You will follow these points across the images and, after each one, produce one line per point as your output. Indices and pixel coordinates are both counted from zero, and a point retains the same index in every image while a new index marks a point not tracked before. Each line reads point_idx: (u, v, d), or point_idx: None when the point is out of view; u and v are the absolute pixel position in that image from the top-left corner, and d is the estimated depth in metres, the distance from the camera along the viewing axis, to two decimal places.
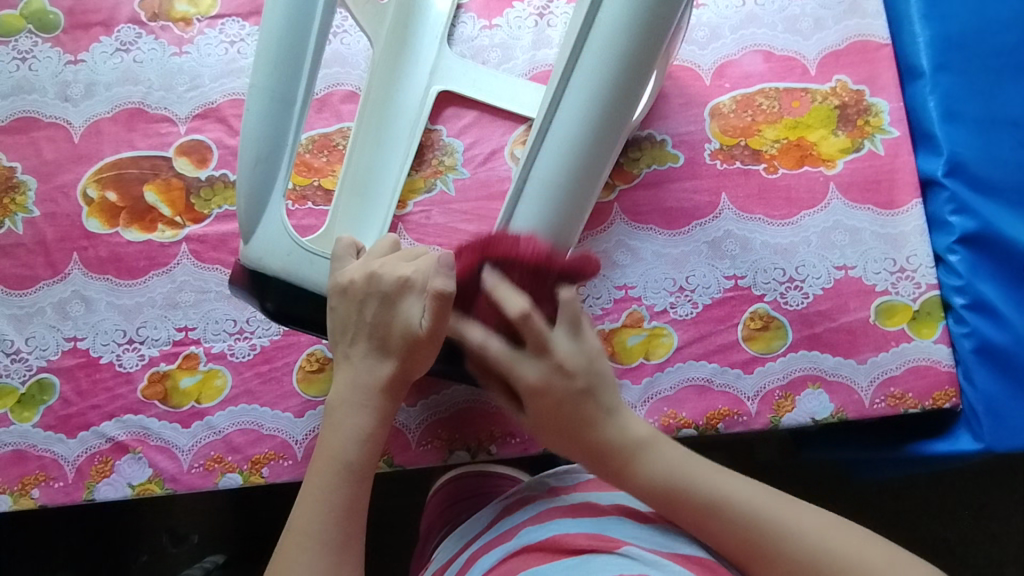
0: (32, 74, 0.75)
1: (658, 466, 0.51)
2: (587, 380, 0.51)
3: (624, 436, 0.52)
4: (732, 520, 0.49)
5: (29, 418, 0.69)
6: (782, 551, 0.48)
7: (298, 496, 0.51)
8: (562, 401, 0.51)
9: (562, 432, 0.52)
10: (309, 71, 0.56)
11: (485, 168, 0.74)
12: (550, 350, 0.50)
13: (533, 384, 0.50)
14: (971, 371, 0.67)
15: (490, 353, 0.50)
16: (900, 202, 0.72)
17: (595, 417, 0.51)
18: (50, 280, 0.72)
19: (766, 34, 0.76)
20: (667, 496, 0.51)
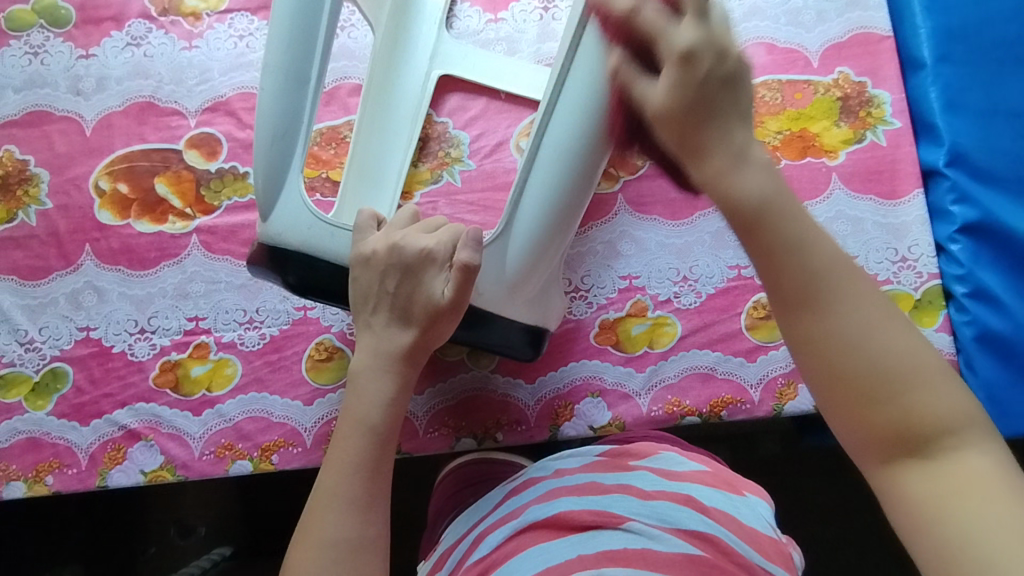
0: (45, 68, 0.76)
1: (760, 176, 0.36)
2: (741, 61, 0.35)
3: (730, 143, 0.35)
4: (809, 266, 0.35)
5: (42, 406, 0.70)
6: (839, 323, 0.35)
7: (325, 461, 0.52)
8: (701, 79, 0.35)
9: (686, 110, 0.35)
10: (322, 48, 0.55)
11: (491, 160, 0.75)
12: (712, 11, 0.35)
13: (681, 47, 0.35)
14: (972, 359, 0.68)
15: (642, 15, 0.37)
16: (902, 192, 0.73)
17: (729, 105, 0.35)
18: (63, 271, 0.73)
19: (769, 27, 0.77)
20: (751, 215, 0.35)
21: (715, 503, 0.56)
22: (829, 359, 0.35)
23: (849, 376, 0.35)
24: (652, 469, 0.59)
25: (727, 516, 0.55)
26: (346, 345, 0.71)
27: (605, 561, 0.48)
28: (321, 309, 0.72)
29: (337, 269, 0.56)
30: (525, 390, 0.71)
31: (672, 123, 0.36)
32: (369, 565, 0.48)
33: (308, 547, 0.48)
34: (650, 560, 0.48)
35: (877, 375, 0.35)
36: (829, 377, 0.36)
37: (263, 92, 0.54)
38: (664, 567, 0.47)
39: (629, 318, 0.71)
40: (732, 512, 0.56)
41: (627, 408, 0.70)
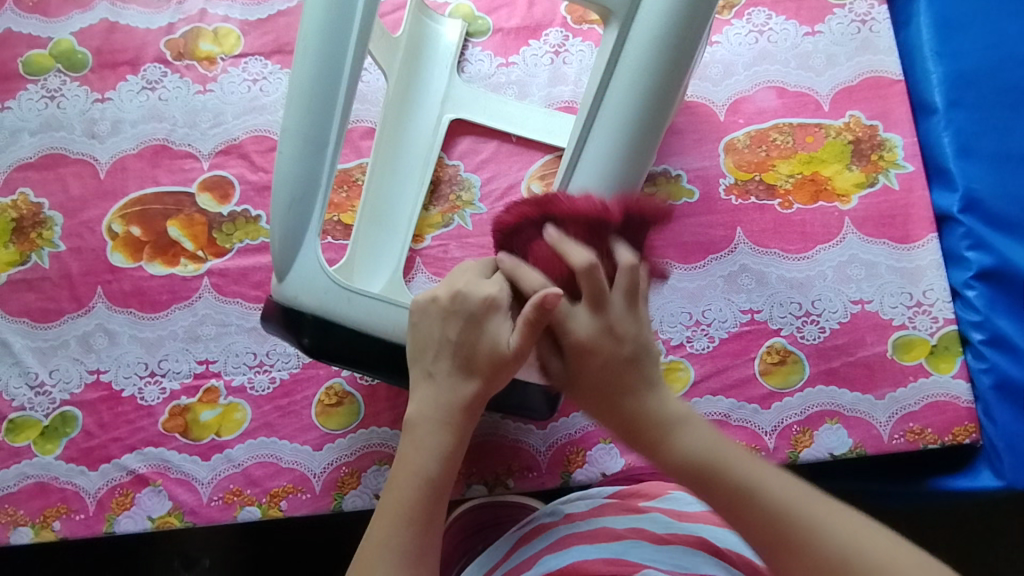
0: (61, 112, 0.77)
1: (697, 441, 0.48)
2: (637, 349, 0.49)
3: (659, 411, 0.48)
4: (770, 509, 0.44)
5: (51, 450, 0.70)
6: (816, 549, 0.43)
7: (375, 512, 0.49)
8: (608, 360, 0.48)
9: (596, 397, 0.49)
10: (341, 111, 0.54)
11: (502, 203, 0.75)
12: (608, 308, 0.48)
13: (581, 337, 0.48)
14: (991, 408, 0.67)
15: (540, 344, 0.49)
16: (916, 236, 0.72)
17: (640, 381, 0.49)
18: (74, 313, 0.73)
19: (779, 71, 0.77)
20: (703, 471, 0.46)
21: (728, 545, 0.55)
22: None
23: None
24: (663, 511, 0.58)
25: (740, 559, 0.54)
26: (356, 390, 0.71)
27: None
28: None
29: (350, 330, 0.55)
30: (537, 435, 0.70)
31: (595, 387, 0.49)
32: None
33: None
34: None
35: None
36: None
37: (281, 156, 0.54)
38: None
39: None
40: (746, 555, 0.55)
41: (640, 455, 0.69)
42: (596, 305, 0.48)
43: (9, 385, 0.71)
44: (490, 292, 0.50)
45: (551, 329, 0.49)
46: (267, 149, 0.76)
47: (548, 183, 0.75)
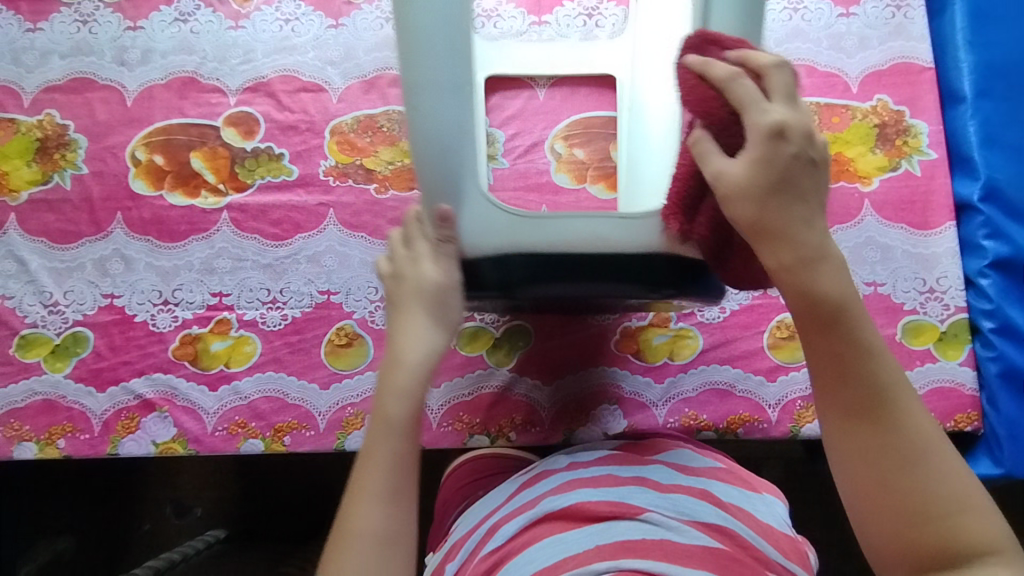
0: (92, 37, 0.78)
1: (840, 283, 0.45)
2: (817, 163, 0.44)
3: (813, 240, 0.44)
4: (876, 377, 0.44)
5: (61, 369, 0.70)
6: (897, 431, 0.43)
7: (359, 457, 0.53)
8: (791, 159, 0.44)
9: (763, 190, 0.44)
10: (467, 47, 0.53)
11: (524, 160, 0.75)
12: (800, 107, 0.45)
13: (779, 120, 0.44)
14: (996, 397, 0.67)
15: (733, 90, 0.44)
16: (934, 223, 0.73)
17: (803, 203, 0.44)
18: (92, 237, 0.73)
19: (811, 49, 0.77)
20: (834, 314, 0.44)
21: (731, 499, 0.55)
22: (885, 457, 0.43)
23: (893, 470, 0.43)
24: (668, 464, 0.58)
25: (744, 512, 0.54)
26: (367, 332, 0.71)
27: (625, 552, 0.46)
28: (344, 295, 0.72)
29: (526, 254, 0.53)
30: (542, 391, 0.71)
31: (743, 186, 0.44)
32: (396, 557, 0.50)
33: (347, 555, 0.49)
34: (668, 550, 0.47)
35: (923, 476, 0.43)
36: (882, 476, 0.43)
37: (416, 111, 0.53)
38: (681, 558, 0.46)
39: (651, 328, 0.71)
40: (751, 510, 0.55)
41: (643, 417, 0.70)
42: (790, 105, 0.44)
43: (23, 302, 0.72)
44: (709, 69, 0.46)
45: (745, 106, 0.44)
46: (295, 89, 0.77)
47: (572, 144, 0.75)
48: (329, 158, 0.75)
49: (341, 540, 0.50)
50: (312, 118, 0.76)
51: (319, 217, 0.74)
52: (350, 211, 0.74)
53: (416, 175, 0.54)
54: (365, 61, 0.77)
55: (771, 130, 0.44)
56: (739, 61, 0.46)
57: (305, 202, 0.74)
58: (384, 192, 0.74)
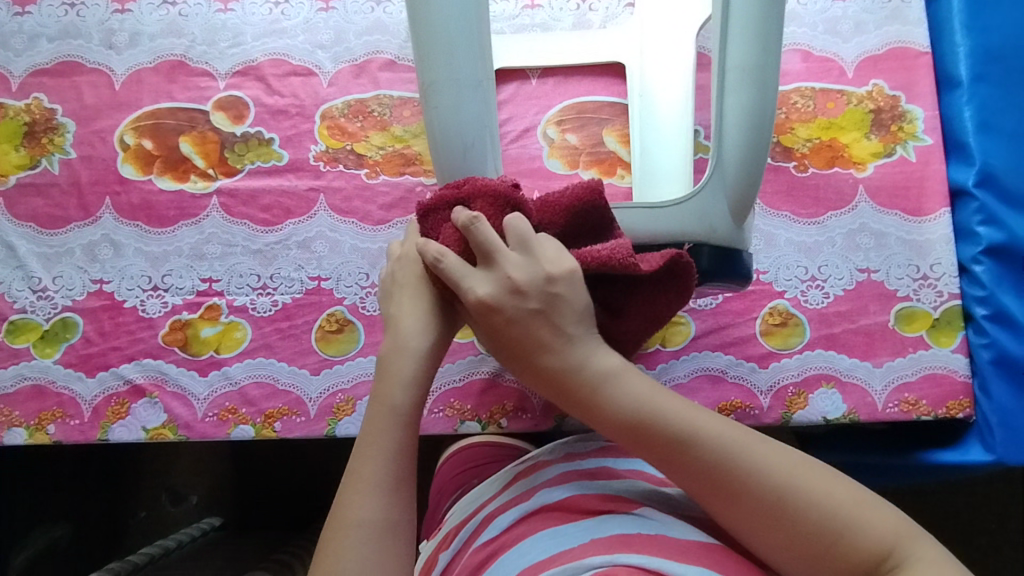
0: (79, 20, 0.77)
1: (627, 398, 0.48)
2: (542, 293, 0.48)
3: (589, 371, 0.48)
4: (707, 457, 0.46)
5: (50, 354, 0.70)
6: (755, 490, 0.45)
7: (354, 449, 0.51)
8: (512, 320, 0.48)
9: (518, 353, 0.49)
10: (483, 48, 0.54)
11: (517, 145, 0.74)
12: (501, 262, 0.48)
13: (482, 297, 0.48)
14: (988, 383, 0.67)
15: (446, 266, 0.49)
16: (928, 210, 0.72)
17: (552, 335, 0.49)
18: (81, 222, 0.73)
19: (806, 34, 0.76)
20: (634, 427, 0.47)
21: None
22: (764, 522, 0.45)
23: (774, 527, 0.45)
24: None
25: None
26: (358, 319, 0.71)
27: (620, 545, 0.45)
28: (335, 281, 0.72)
29: None
30: None
31: (516, 351, 0.49)
32: (397, 550, 0.48)
33: (349, 545, 0.47)
34: (663, 546, 0.45)
35: (799, 516, 0.44)
36: (779, 535, 0.45)
37: (438, 111, 0.54)
38: (678, 553, 0.45)
39: None
40: None
41: None
42: (490, 263, 0.48)
43: (12, 287, 0.71)
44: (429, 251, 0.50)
45: (459, 278, 0.48)
46: (285, 73, 0.76)
47: (564, 129, 0.74)
48: (320, 143, 0.74)
49: (335, 530, 0.48)
50: (303, 102, 0.75)
51: (309, 203, 0.73)
52: (341, 196, 0.73)
53: (438, 173, 0.55)
54: (356, 44, 0.76)
55: (488, 306, 0.48)
56: (454, 231, 0.50)
57: (296, 186, 0.73)
58: (374, 177, 0.74)
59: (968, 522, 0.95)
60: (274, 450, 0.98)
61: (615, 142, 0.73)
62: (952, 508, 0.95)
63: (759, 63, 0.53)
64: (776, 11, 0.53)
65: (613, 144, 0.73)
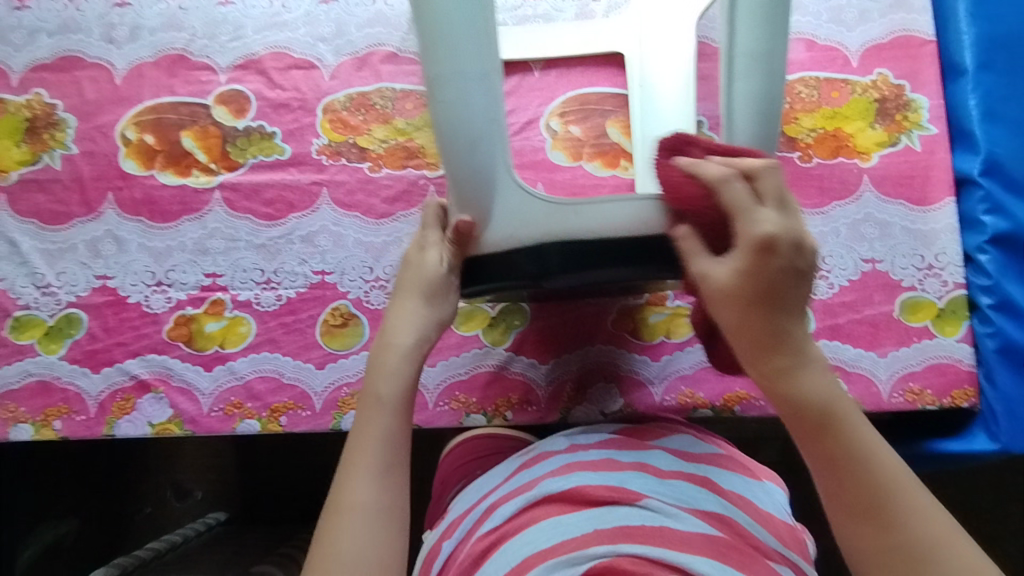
0: (79, 14, 0.76)
1: (824, 385, 0.46)
2: (801, 265, 0.45)
3: (797, 342, 0.46)
4: (872, 474, 0.45)
5: (55, 350, 0.70)
6: (904, 526, 0.43)
7: (349, 439, 0.54)
8: (776, 265, 0.45)
9: (742, 301, 0.46)
10: (492, 38, 0.53)
11: (519, 137, 0.73)
12: (790, 214, 0.45)
13: (762, 231, 0.44)
14: (993, 372, 0.67)
15: (722, 194, 0.46)
16: (933, 199, 0.72)
17: (790, 304, 0.46)
18: (83, 218, 0.72)
19: (810, 23, 0.76)
20: (821, 412, 0.46)
21: (732, 486, 0.54)
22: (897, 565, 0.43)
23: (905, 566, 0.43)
24: (668, 449, 0.57)
25: (744, 500, 0.53)
26: (362, 313, 0.71)
27: (623, 539, 0.46)
28: (339, 275, 0.72)
29: (558, 245, 0.53)
30: (539, 370, 0.71)
31: (727, 290, 0.46)
32: (393, 530, 0.50)
33: (347, 528, 0.49)
34: (662, 536, 0.46)
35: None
36: None
37: (444, 105, 0.54)
38: (678, 544, 0.45)
39: (648, 306, 0.71)
40: (751, 497, 0.54)
41: (639, 395, 0.70)
42: (778, 211, 0.45)
43: (16, 284, 0.71)
44: (698, 170, 0.47)
45: (736, 206, 0.45)
46: (286, 66, 0.75)
47: (567, 121, 0.74)
48: (322, 137, 0.74)
49: (333, 514, 0.51)
50: (305, 96, 0.75)
51: (312, 197, 0.73)
52: (343, 190, 0.73)
53: (447, 167, 0.55)
54: (357, 36, 0.76)
55: (763, 242, 0.44)
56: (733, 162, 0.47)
57: (299, 180, 0.73)
58: (377, 170, 0.73)
59: (970, 511, 0.95)
60: (278, 444, 0.98)
61: (618, 133, 0.73)
62: (956, 497, 0.95)
63: (767, 50, 0.53)
64: (781, 3, 0.53)
65: (617, 135, 0.73)
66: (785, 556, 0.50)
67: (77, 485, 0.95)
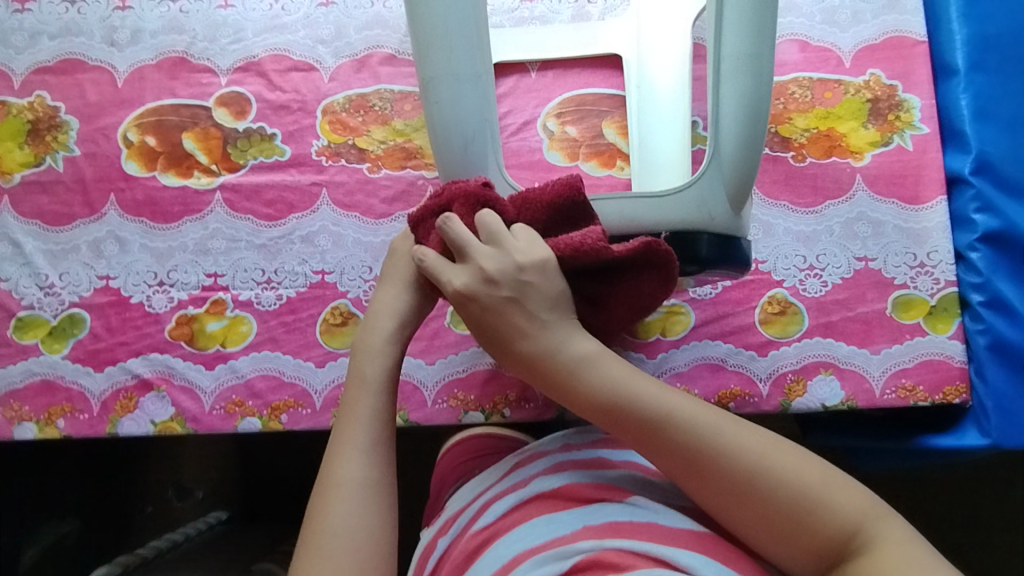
0: (80, 17, 0.77)
1: (598, 379, 0.50)
2: (513, 285, 0.51)
3: (563, 357, 0.51)
4: (680, 430, 0.48)
5: (59, 350, 0.71)
6: (725, 462, 0.47)
7: (337, 421, 0.57)
8: (487, 304, 0.51)
9: (500, 343, 0.52)
10: (483, 41, 0.55)
11: (516, 138, 0.74)
12: (476, 255, 0.51)
13: (455, 288, 0.51)
14: (984, 368, 0.68)
15: (428, 261, 0.53)
16: (925, 197, 0.73)
17: (530, 324, 0.51)
18: (86, 219, 0.73)
19: (803, 24, 0.77)
20: (608, 408, 0.50)
21: None
22: (733, 495, 0.47)
23: (748, 497, 0.47)
24: None
25: None
26: (361, 312, 0.72)
27: (610, 532, 0.47)
28: (339, 275, 0.72)
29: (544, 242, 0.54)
30: None
31: (489, 339, 0.53)
32: (383, 502, 0.53)
33: (339, 501, 0.52)
34: (652, 532, 0.47)
35: (765, 488, 0.47)
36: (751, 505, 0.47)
37: (438, 105, 0.54)
38: (667, 539, 0.46)
39: None
40: None
41: None
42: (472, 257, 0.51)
43: (19, 284, 0.72)
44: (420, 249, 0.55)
45: (446, 270, 0.52)
46: (286, 68, 0.76)
47: (564, 121, 0.75)
48: (322, 138, 0.75)
49: (326, 492, 0.53)
50: (305, 97, 0.76)
51: (312, 197, 0.74)
52: (343, 190, 0.74)
53: (439, 166, 0.56)
54: (356, 39, 0.77)
55: (468, 297, 0.51)
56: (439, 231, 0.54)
57: (298, 181, 0.74)
58: (376, 171, 0.74)
59: (963, 508, 0.96)
60: (279, 442, 0.99)
61: (614, 134, 0.74)
62: (950, 494, 0.96)
63: (753, 51, 0.54)
64: (769, 2, 0.54)
65: (612, 136, 0.73)
66: None
67: (77, 487, 0.97)
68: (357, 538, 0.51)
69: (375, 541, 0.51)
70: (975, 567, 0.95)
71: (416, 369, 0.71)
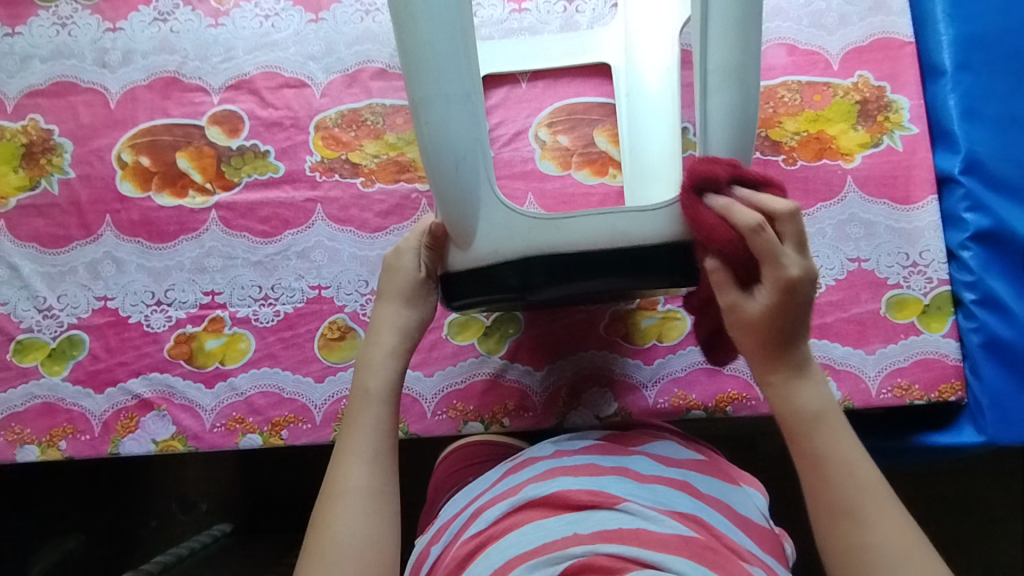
0: (72, 40, 0.78)
1: (817, 396, 0.52)
2: (803, 296, 0.49)
3: (800, 359, 0.52)
4: (854, 484, 0.49)
5: (58, 372, 0.71)
6: (864, 539, 0.47)
7: (341, 431, 0.57)
8: (797, 306, 0.50)
9: (751, 323, 0.51)
10: (473, 59, 0.55)
11: (508, 148, 0.75)
12: (817, 262, 0.49)
13: (790, 274, 0.48)
14: (978, 366, 0.69)
15: (754, 234, 0.48)
16: (916, 197, 0.73)
17: (793, 321, 0.50)
18: (82, 240, 0.74)
19: (791, 28, 0.77)
20: (805, 419, 0.51)
21: (711, 490, 0.55)
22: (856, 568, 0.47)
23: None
24: (650, 455, 0.58)
25: (722, 505, 0.54)
26: (359, 326, 0.72)
27: (601, 540, 0.47)
28: (336, 289, 0.73)
29: (541, 256, 0.54)
30: (535, 377, 0.72)
31: (739, 310, 0.51)
32: (383, 507, 0.53)
33: (343, 509, 0.52)
34: (642, 539, 0.47)
35: None
36: None
37: (429, 125, 0.55)
38: (656, 547, 0.46)
39: (640, 311, 0.73)
40: (730, 503, 0.55)
41: (633, 398, 0.71)
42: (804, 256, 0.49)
43: (18, 307, 0.72)
44: (711, 203, 0.50)
45: (748, 238, 0.49)
46: (278, 85, 0.77)
47: (555, 131, 0.75)
48: (315, 154, 0.75)
49: (329, 500, 0.53)
50: (297, 114, 0.76)
51: (307, 213, 0.74)
52: (337, 205, 0.74)
53: (434, 185, 0.57)
54: (347, 54, 0.77)
55: (761, 277, 0.49)
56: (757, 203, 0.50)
57: (293, 198, 0.74)
58: (370, 185, 0.75)
59: (963, 504, 0.97)
60: (282, 455, 0.99)
61: (605, 142, 0.74)
62: (949, 488, 0.97)
63: (740, 63, 0.55)
64: (754, 10, 0.55)
65: (604, 144, 0.74)
66: (758, 556, 0.50)
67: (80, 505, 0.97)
68: (361, 544, 0.51)
69: (377, 547, 0.51)
70: (976, 561, 0.96)
71: (415, 381, 0.72)
